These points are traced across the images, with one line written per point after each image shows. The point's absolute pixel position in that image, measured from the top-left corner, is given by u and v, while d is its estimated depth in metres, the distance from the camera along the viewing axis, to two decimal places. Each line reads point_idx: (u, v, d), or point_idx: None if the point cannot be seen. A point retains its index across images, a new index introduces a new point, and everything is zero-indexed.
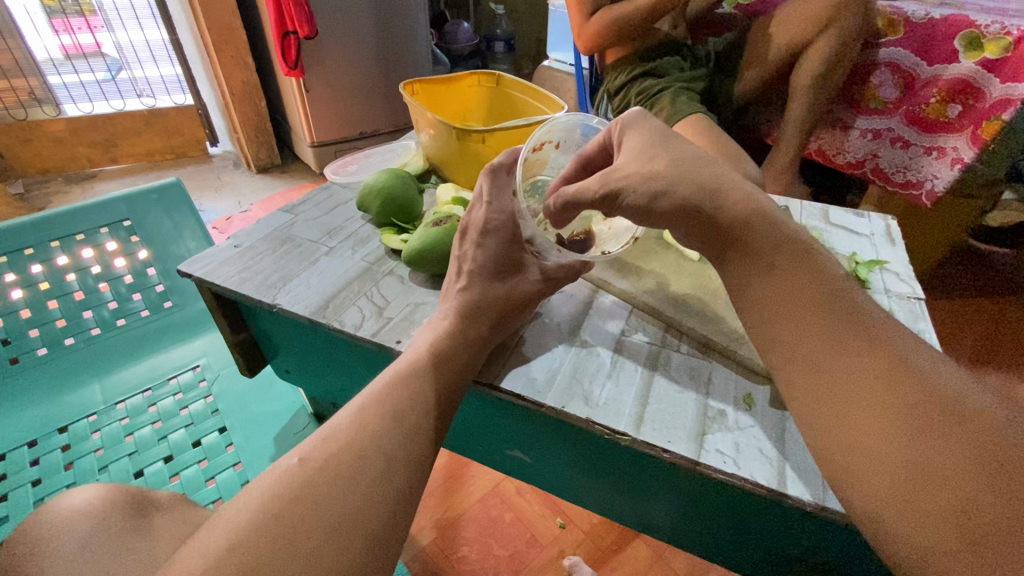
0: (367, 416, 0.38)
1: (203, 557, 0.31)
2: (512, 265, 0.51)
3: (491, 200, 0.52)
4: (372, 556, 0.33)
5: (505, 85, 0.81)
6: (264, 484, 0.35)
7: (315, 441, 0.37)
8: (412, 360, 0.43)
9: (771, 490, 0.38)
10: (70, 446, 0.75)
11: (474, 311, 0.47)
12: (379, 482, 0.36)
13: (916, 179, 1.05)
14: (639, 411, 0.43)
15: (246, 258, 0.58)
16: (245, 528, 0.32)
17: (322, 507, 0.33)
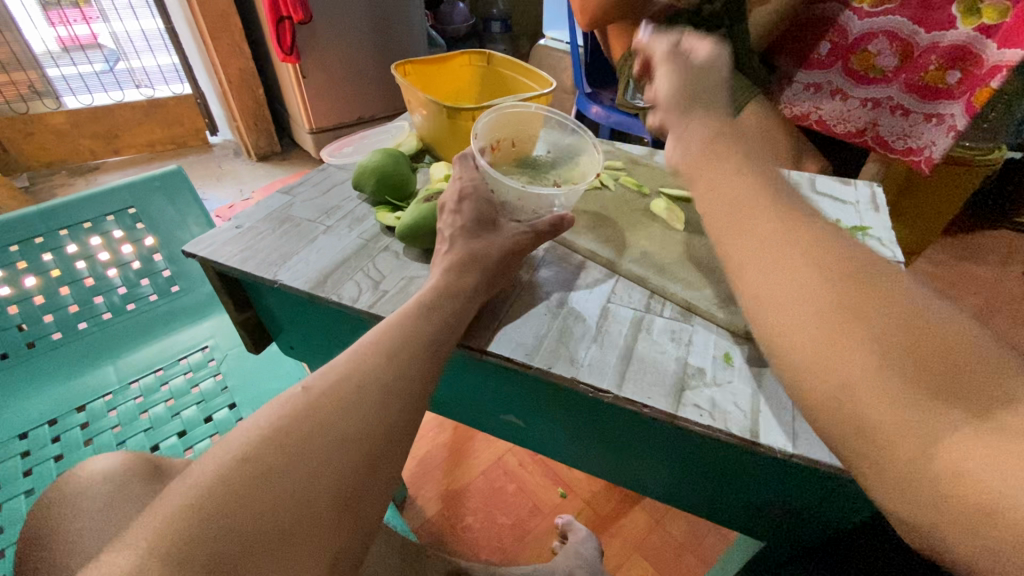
0: (362, 359, 0.41)
1: (217, 466, 0.34)
2: (489, 227, 0.54)
3: (461, 174, 0.58)
4: (370, 480, 0.37)
5: (496, 63, 0.83)
6: (270, 411, 0.38)
7: (320, 370, 0.40)
8: (405, 314, 0.45)
9: (745, 440, 0.40)
10: (88, 423, 0.78)
11: (465, 263, 0.50)
12: (377, 412, 0.39)
13: (917, 146, 1.04)
14: (622, 369, 0.45)
15: (248, 238, 0.61)
16: (254, 442, 0.35)
17: (323, 449, 0.36)
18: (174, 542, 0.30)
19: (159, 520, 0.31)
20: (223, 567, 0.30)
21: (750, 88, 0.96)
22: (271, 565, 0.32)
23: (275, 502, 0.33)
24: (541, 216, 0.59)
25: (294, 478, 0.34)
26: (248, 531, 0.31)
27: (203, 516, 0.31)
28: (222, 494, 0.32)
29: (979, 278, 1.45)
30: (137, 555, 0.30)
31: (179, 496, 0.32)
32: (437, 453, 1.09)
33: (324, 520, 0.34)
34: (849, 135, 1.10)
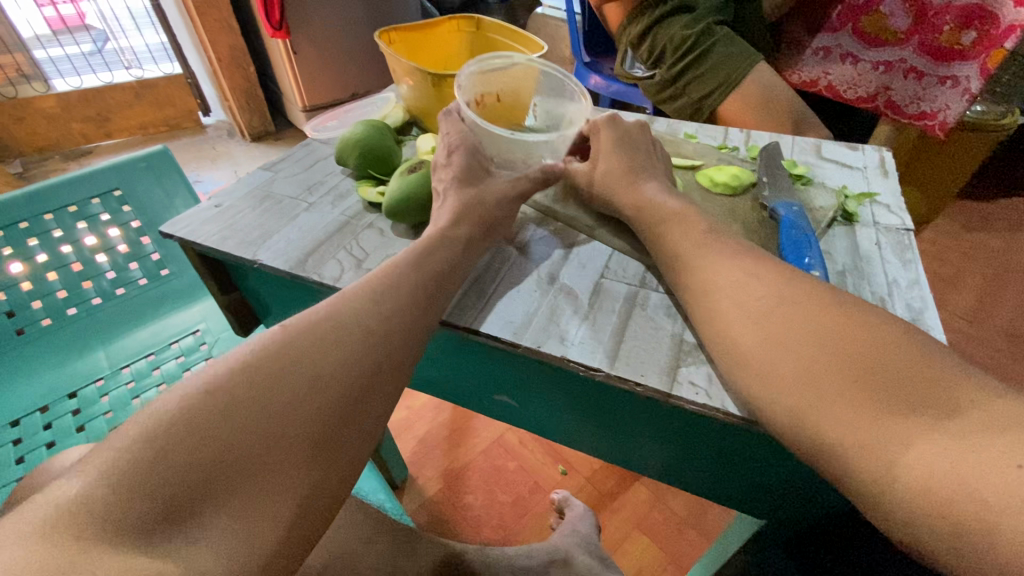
0: (345, 304, 0.41)
1: (180, 398, 0.32)
2: (483, 177, 0.55)
3: (451, 131, 0.57)
4: (341, 425, 0.36)
5: (485, 29, 0.79)
6: (248, 345, 0.37)
7: (299, 317, 0.40)
8: (390, 280, 0.44)
9: (742, 418, 0.39)
10: (79, 410, 0.77)
11: (453, 229, 0.49)
12: (352, 358, 0.38)
13: (930, 110, 0.97)
14: (614, 347, 0.43)
15: (227, 216, 0.59)
16: (221, 376, 0.34)
17: (303, 380, 0.35)
18: (126, 470, 0.29)
19: (116, 446, 0.30)
20: (184, 495, 0.29)
21: (752, 55, 0.92)
22: (247, 492, 0.31)
23: (241, 434, 0.32)
24: (531, 166, 0.60)
25: (261, 414, 0.33)
26: (212, 459, 0.30)
27: (164, 443, 0.30)
28: (184, 422, 0.31)
29: (989, 247, 1.41)
30: (89, 479, 0.28)
31: (137, 425, 0.31)
32: (437, 433, 1.08)
33: (294, 456, 0.33)
34: (858, 101, 1.03)
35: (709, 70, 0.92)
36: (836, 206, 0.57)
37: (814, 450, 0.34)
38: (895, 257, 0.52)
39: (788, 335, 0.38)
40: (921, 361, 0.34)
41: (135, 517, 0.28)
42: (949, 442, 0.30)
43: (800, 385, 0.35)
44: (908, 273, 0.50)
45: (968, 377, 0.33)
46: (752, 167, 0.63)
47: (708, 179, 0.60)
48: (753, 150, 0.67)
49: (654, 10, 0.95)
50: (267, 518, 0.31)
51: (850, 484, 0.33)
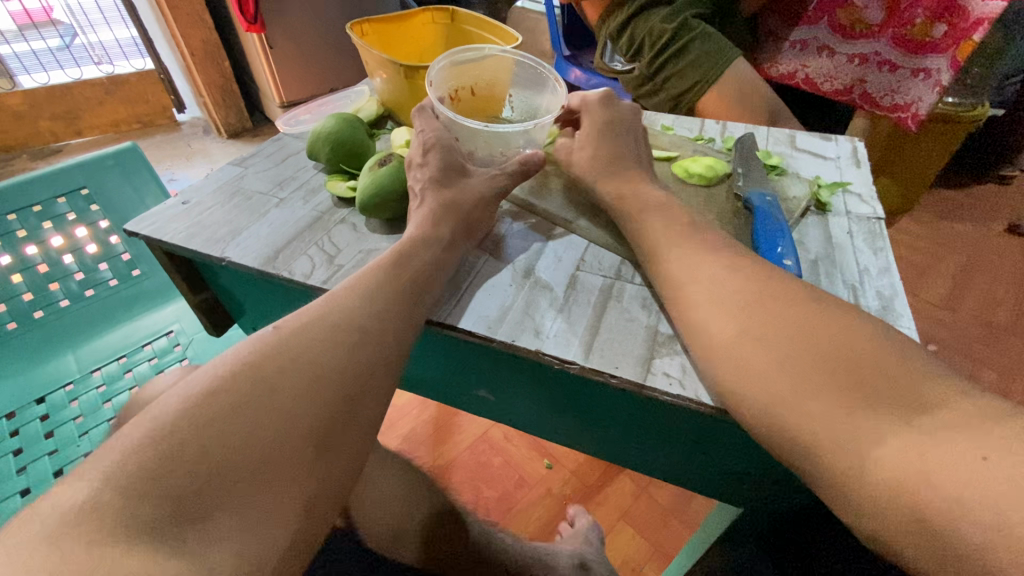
0: (340, 301, 0.40)
1: (179, 401, 0.31)
2: (460, 174, 0.53)
3: (426, 127, 0.55)
4: (342, 434, 0.34)
5: (460, 21, 0.79)
6: (241, 348, 0.35)
7: (294, 315, 0.38)
8: (369, 272, 0.43)
9: (715, 408, 0.39)
10: (48, 416, 0.75)
11: (434, 222, 0.48)
12: (353, 352, 0.37)
13: (904, 102, 0.99)
14: (589, 339, 0.43)
15: (194, 213, 0.57)
16: (222, 377, 0.33)
17: (293, 376, 0.34)
18: (133, 477, 0.27)
19: (119, 452, 0.28)
20: (193, 498, 0.28)
21: (730, 51, 0.92)
22: (252, 493, 0.29)
23: (248, 436, 0.30)
24: (509, 158, 0.59)
25: (267, 414, 0.32)
26: (222, 463, 0.29)
27: (171, 450, 0.28)
28: (188, 425, 0.29)
29: (961, 236, 1.45)
30: (93, 487, 0.27)
31: (139, 431, 0.29)
32: (422, 430, 1.07)
33: (303, 458, 0.32)
34: (834, 93, 1.05)
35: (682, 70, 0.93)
36: (809, 196, 0.57)
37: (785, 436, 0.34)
38: (866, 245, 0.52)
39: (759, 327, 0.38)
40: (888, 352, 0.34)
41: (145, 522, 0.26)
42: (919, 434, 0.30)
43: (772, 376, 0.36)
44: (879, 262, 0.50)
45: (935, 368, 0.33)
46: (727, 159, 0.64)
47: (683, 171, 0.60)
48: (728, 141, 0.67)
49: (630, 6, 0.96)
50: (281, 518, 0.30)
51: (818, 465, 0.33)
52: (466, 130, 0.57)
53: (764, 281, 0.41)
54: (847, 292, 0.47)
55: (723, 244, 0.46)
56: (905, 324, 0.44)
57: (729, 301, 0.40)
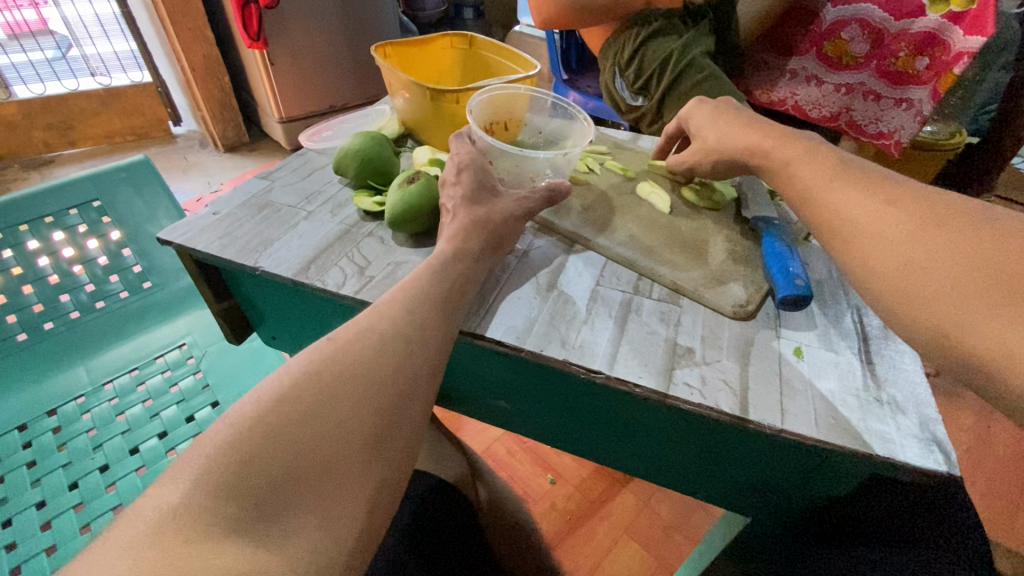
0: (385, 310, 0.42)
1: (250, 405, 0.33)
2: (490, 192, 0.55)
3: (460, 150, 0.57)
4: (391, 436, 0.36)
5: (478, 47, 0.82)
6: (297, 356, 0.38)
7: (340, 325, 0.40)
8: (408, 284, 0.45)
9: (735, 417, 0.41)
10: (60, 428, 0.75)
11: (465, 235, 0.50)
12: (401, 361, 0.39)
13: (888, 130, 1.04)
14: (613, 350, 0.46)
15: (224, 225, 0.59)
16: (286, 380, 0.35)
17: (347, 380, 0.36)
18: (213, 473, 0.30)
19: (199, 450, 0.31)
20: (268, 497, 0.30)
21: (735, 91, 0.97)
22: (319, 493, 0.32)
23: (312, 442, 0.33)
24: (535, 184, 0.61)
25: (330, 416, 0.34)
26: (291, 463, 0.32)
27: (249, 453, 0.31)
28: (263, 429, 0.32)
29: None
30: (183, 488, 0.29)
31: (219, 432, 0.32)
32: None
33: (362, 457, 0.34)
34: (822, 120, 1.09)
35: (688, 92, 0.97)
36: None
37: None
38: None
39: None
40: None
41: (229, 519, 0.29)
42: None
43: None
44: None
45: None
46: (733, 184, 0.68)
47: (693, 195, 0.64)
48: None
49: (641, 38, 1.00)
50: (345, 516, 0.32)
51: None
52: (497, 152, 0.59)
53: None
54: (852, 314, 0.51)
55: None
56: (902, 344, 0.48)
57: None
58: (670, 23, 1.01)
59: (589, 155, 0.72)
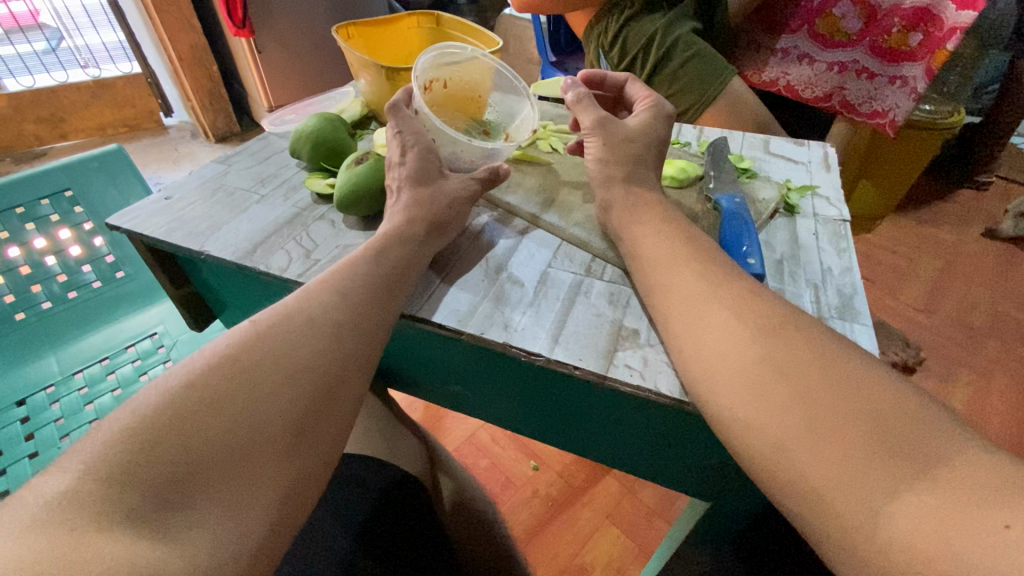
0: (316, 295, 0.41)
1: (162, 394, 0.33)
2: (436, 175, 0.54)
3: (402, 127, 0.54)
4: (318, 423, 0.36)
5: (445, 25, 0.80)
6: (219, 344, 0.37)
7: (267, 313, 0.39)
8: (345, 267, 0.44)
9: (672, 398, 0.40)
10: (29, 418, 0.75)
11: (409, 218, 0.49)
12: (329, 348, 0.38)
13: (882, 109, 1.02)
14: (556, 332, 0.45)
15: (175, 209, 0.58)
16: (204, 369, 0.34)
17: (271, 367, 0.36)
18: (115, 467, 0.29)
19: (104, 444, 0.30)
20: (172, 488, 0.30)
21: (723, 71, 0.95)
22: (230, 484, 0.31)
23: (224, 431, 0.32)
24: (477, 166, 0.60)
25: (245, 404, 0.34)
26: (201, 452, 0.31)
27: (151, 444, 0.30)
28: (168, 418, 0.31)
29: (939, 240, 1.48)
30: (78, 481, 0.28)
31: (122, 423, 0.31)
32: None
33: (281, 447, 0.33)
34: (816, 100, 1.06)
35: (680, 70, 0.96)
36: (779, 197, 0.60)
37: (729, 424, 0.35)
38: (830, 245, 0.54)
39: (707, 317, 0.40)
40: (841, 347, 0.36)
41: (126, 510, 0.28)
42: (864, 420, 0.31)
43: (728, 371, 0.36)
44: (842, 261, 0.52)
45: (882, 366, 0.35)
46: (700, 161, 0.66)
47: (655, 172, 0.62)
48: (703, 146, 0.70)
49: (618, 25, 1.01)
50: (260, 505, 0.32)
51: (766, 465, 0.33)
52: (443, 136, 0.57)
53: (720, 272, 0.42)
54: (810, 293, 0.49)
55: (696, 239, 0.47)
56: (861, 321, 0.46)
57: (681, 299, 0.42)
58: (644, 8, 0.99)
59: (552, 134, 0.70)
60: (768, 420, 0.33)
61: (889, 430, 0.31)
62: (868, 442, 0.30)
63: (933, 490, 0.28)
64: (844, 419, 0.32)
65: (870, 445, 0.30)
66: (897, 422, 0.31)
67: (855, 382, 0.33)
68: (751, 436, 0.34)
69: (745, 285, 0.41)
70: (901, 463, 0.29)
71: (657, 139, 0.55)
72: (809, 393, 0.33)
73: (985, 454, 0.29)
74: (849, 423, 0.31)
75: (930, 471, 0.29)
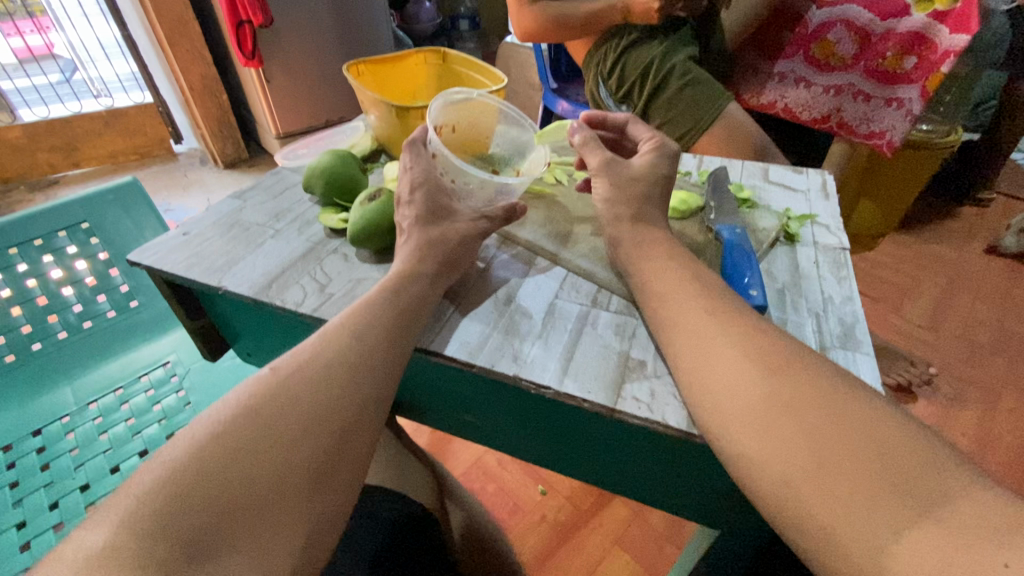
0: (332, 337, 0.43)
1: (190, 443, 0.34)
2: (445, 211, 0.56)
3: (414, 165, 0.57)
4: (338, 462, 0.37)
5: (451, 61, 0.83)
6: (242, 390, 0.38)
7: (286, 356, 0.41)
8: (361, 308, 0.46)
9: (680, 430, 0.41)
10: (44, 448, 0.76)
11: (419, 256, 0.51)
12: (347, 388, 0.40)
13: (879, 130, 1.04)
14: (564, 364, 0.46)
15: (194, 245, 0.60)
16: (228, 416, 0.36)
17: (292, 410, 0.37)
18: (147, 520, 0.30)
19: (137, 496, 0.31)
20: (201, 535, 0.31)
21: (720, 97, 0.98)
22: (256, 529, 0.32)
23: (249, 476, 0.33)
24: (487, 200, 0.62)
25: (269, 450, 0.35)
26: (228, 498, 0.32)
27: (181, 494, 0.31)
28: (195, 469, 0.33)
29: (941, 257, 1.49)
30: (112, 533, 0.30)
31: (153, 474, 0.32)
32: None
33: (301, 490, 0.35)
34: (813, 122, 1.09)
35: (677, 96, 0.99)
36: (780, 226, 0.61)
37: (737, 465, 0.36)
38: (831, 274, 0.55)
39: (713, 352, 0.41)
40: (843, 384, 0.37)
41: (158, 561, 0.29)
42: (868, 459, 0.32)
43: (735, 407, 0.37)
44: (843, 290, 0.53)
45: (883, 403, 0.36)
46: (701, 191, 0.68)
47: None
48: (704, 175, 0.71)
49: (617, 53, 1.04)
50: (284, 549, 0.33)
51: (775, 505, 0.34)
52: (454, 174, 0.59)
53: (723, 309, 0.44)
54: (812, 322, 0.50)
55: (700, 276, 0.48)
56: (864, 350, 0.47)
57: (686, 334, 0.43)
58: (642, 37, 1.03)
59: (557, 166, 0.72)
60: (775, 462, 0.34)
61: (893, 468, 0.32)
62: (874, 482, 0.31)
63: (938, 531, 0.29)
64: (850, 459, 0.33)
65: (875, 485, 0.31)
66: (900, 461, 0.32)
67: (859, 420, 0.34)
68: (759, 476, 0.35)
69: (749, 322, 0.42)
70: (907, 505, 0.30)
71: (659, 177, 0.57)
72: (815, 433, 0.34)
73: (987, 494, 0.30)
74: (854, 462, 0.32)
75: (934, 511, 0.29)
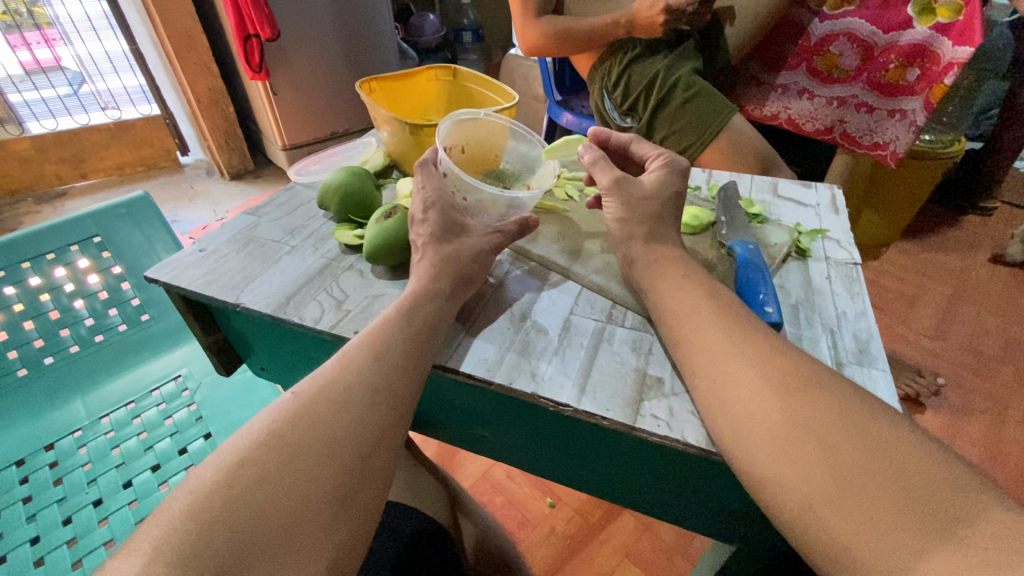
0: (352, 357, 0.43)
1: (217, 470, 0.34)
2: (459, 229, 0.56)
3: (427, 184, 0.57)
4: (360, 486, 0.37)
5: (461, 77, 0.84)
6: (265, 413, 0.39)
7: (307, 378, 0.41)
8: (379, 327, 0.46)
9: (699, 448, 0.41)
10: (57, 462, 0.76)
11: (434, 274, 0.52)
12: (368, 409, 0.40)
13: (883, 141, 1.05)
14: (581, 381, 0.46)
15: (210, 261, 0.61)
16: (253, 441, 0.36)
17: (315, 433, 0.37)
18: (176, 549, 0.31)
19: (167, 524, 0.32)
20: (229, 562, 0.31)
21: (726, 109, 0.98)
22: (282, 553, 0.33)
23: (274, 500, 0.34)
24: (499, 216, 0.62)
25: (294, 474, 0.35)
26: (254, 524, 0.33)
27: (210, 519, 0.32)
28: (222, 496, 0.33)
29: (946, 266, 1.49)
30: (143, 561, 0.30)
31: (182, 500, 0.33)
32: None
33: (325, 513, 0.35)
34: (817, 133, 1.10)
35: (680, 111, 1.00)
36: (791, 240, 0.62)
37: (757, 488, 0.36)
38: (843, 290, 0.56)
39: (730, 372, 0.41)
40: (861, 403, 0.37)
41: None
42: (889, 482, 0.32)
43: (754, 428, 0.38)
44: (856, 305, 0.54)
45: (901, 423, 0.36)
46: (712, 206, 0.68)
47: None
48: (713, 190, 0.72)
49: (622, 65, 1.05)
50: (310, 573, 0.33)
51: (795, 528, 0.34)
52: (467, 191, 0.60)
53: (738, 328, 0.44)
54: (826, 338, 0.50)
55: (714, 294, 0.49)
56: (879, 366, 0.47)
57: (702, 354, 0.44)
58: (646, 50, 1.04)
59: (567, 182, 0.73)
60: (794, 486, 0.34)
61: (915, 491, 0.32)
62: (894, 505, 0.31)
63: (961, 555, 0.29)
64: (870, 481, 0.33)
65: (897, 508, 0.31)
66: (921, 483, 0.32)
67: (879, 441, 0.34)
68: (779, 498, 0.35)
69: (765, 341, 0.43)
70: (928, 528, 0.30)
71: (671, 194, 0.57)
72: (835, 455, 0.34)
73: (1009, 515, 0.30)
74: (874, 485, 0.33)
75: (956, 535, 0.30)
